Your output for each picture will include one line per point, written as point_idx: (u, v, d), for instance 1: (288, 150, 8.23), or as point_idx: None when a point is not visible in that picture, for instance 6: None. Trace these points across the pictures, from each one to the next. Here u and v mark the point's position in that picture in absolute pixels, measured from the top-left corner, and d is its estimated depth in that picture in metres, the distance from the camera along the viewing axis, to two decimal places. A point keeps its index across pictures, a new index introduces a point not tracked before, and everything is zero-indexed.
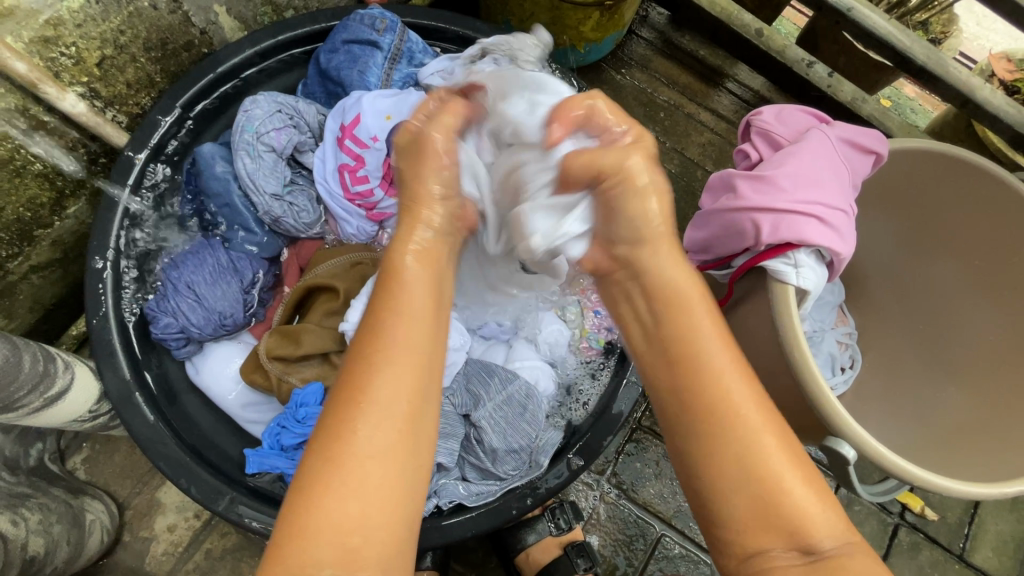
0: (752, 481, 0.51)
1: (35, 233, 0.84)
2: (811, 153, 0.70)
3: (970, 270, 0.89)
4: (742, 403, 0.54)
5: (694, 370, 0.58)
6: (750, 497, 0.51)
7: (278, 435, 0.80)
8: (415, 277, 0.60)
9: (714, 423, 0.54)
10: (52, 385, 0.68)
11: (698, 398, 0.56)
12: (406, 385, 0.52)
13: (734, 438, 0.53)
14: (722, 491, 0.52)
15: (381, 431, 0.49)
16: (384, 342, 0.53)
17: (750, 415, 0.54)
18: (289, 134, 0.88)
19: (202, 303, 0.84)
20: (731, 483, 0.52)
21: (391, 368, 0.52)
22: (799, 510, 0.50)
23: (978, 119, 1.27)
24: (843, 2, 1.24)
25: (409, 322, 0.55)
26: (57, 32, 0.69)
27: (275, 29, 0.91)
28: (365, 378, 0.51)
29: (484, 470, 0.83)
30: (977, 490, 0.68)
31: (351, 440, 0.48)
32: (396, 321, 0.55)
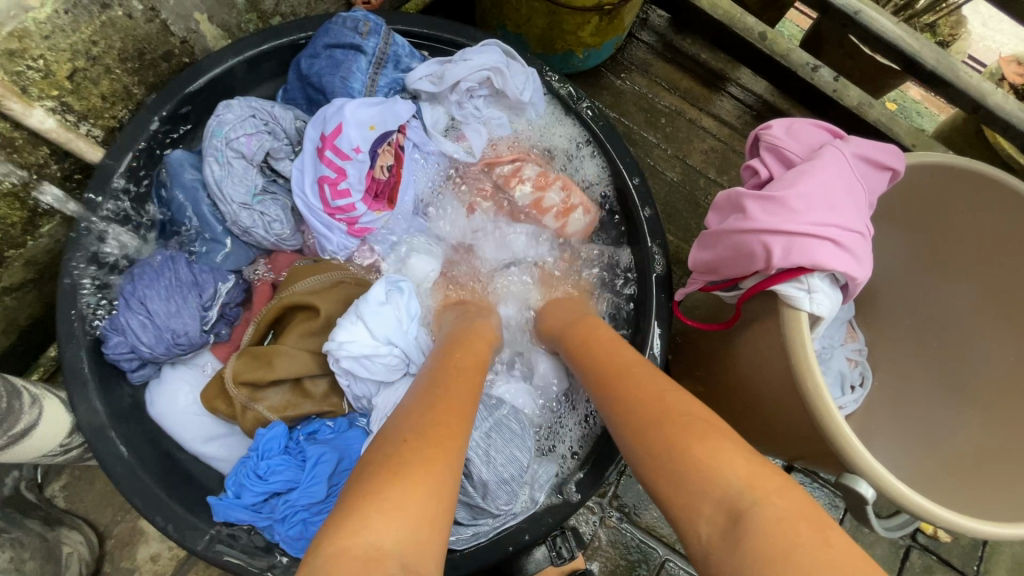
0: (670, 451, 0.54)
1: (7, 253, 0.80)
2: (823, 170, 0.65)
3: (985, 287, 0.85)
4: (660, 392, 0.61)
5: (624, 377, 0.66)
6: (670, 460, 0.53)
7: (239, 485, 0.76)
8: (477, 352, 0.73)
9: (637, 410, 0.60)
10: (17, 421, 0.64)
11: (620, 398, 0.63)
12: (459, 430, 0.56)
13: (656, 420, 0.57)
14: (651, 470, 0.55)
15: (453, 474, 0.51)
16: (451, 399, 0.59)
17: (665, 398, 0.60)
18: (260, 140, 0.84)
19: (153, 321, 0.78)
20: (653, 453, 0.55)
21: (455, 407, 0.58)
22: (705, 463, 0.51)
23: (989, 124, 1.23)
24: (850, 5, 1.20)
25: (458, 386, 0.63)
26: (22, 44, 0.65)
27: (259, 38, 0.87)
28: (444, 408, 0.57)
29: (474, 507, 0.77)
30: (997, 531, 0.64)
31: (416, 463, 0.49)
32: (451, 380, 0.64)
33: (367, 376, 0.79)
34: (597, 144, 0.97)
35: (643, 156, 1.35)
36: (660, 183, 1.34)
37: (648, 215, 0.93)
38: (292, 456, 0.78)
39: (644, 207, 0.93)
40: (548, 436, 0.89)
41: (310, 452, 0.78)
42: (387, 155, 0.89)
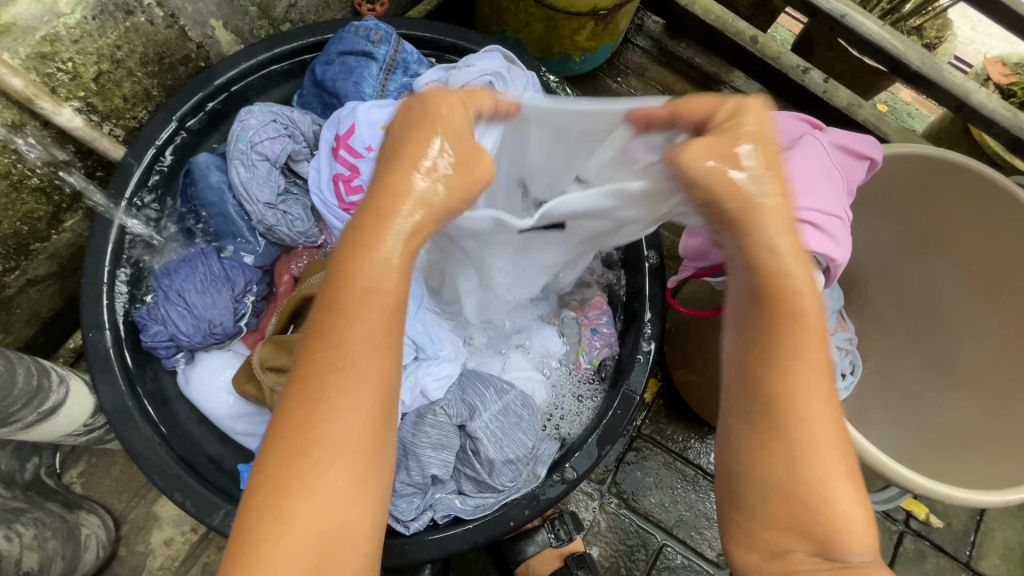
0: (793, 488, 0.46)
1: (32, 246, 0.84)
2: (802, 158, 0.70)
3: (970, 272, 0.90)
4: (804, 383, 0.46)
5: (777, 333, 0.47)
6: (784, 475, 0.46)
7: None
8: (377, 287, 0.41)
9: (784, 401, 0.46)
10: (46, 400, 0.68)
11: (776, 375, 0.46)
12: (382, 403, 0.42)
13: (800, 426, 0.46)
14: (762, 479, 0.47)
15: (342, 473, 0.41)
16: (342, 359, 0.41)
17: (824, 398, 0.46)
18: (283, 143, 0.88)
19: (192, 311, 0.84)
20: (778, 456, 0.46)
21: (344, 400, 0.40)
22: (834, 502, 0.45)
23: (974, 123, 1.27)
24: (837, 9, 1.25)
25: (348, 350, 0.41)
26: (53, 47, 0.70)
27: (271, 42, 0.92)
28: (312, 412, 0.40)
29: (480, 482, 0.82)
30: (996, 499, 0.67)
31: (307, 463, 0.40)
32: (354, 339, 0.41)
33: None
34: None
35: None
36: None
37: None
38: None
39: None
40: (554, 411, 0.93)
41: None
42: None
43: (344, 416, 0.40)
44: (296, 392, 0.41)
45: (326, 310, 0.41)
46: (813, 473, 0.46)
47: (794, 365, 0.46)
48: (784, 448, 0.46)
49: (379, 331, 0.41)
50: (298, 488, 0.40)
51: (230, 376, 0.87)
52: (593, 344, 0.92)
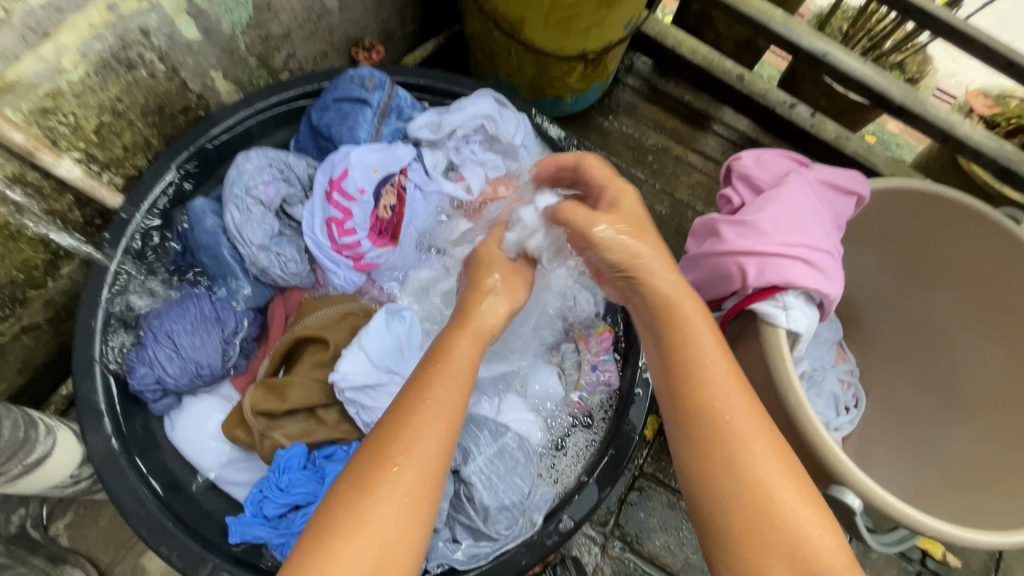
0: (753, 506, 0.49)
1: (28, 294, 0.84)
2: (789, 195, 0.71)
3: (970, 304, 0.90)
4: (734, 411, 0.54)
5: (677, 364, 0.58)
6: (739, 500, 0.50)
7: (260, 503, 0.78)
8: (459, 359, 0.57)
9: (700, 402, 0.55)
10: (32, 451, 0.67)
11: (691, 403, 0.55)
12: (433, 450, 0.49)
13: (726, 450, 0.52)
14: (715, 506, 0.51)
15: (401, 496, 0.46)
16: (426, 406, 0.51)
17: (748, 424, 0.53)
18: (277, 187, 0.89)
19: (180, 353, 0.82)
20: (716, 483, 0.51)
21: (420, 427, 0.49)
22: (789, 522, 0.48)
23: (961, 153, 1.29)
24: (819, 48, 1.29)
25: (443, 410, 0.51)
26: (56, 103, 0.72)
27: (270, 90, 0.95)
28: (395, 437, 0.48)
29: (476, 530, 0.78)
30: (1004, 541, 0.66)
31: (381, 489, 0.46)
32: (435, 392, 0.52)
33: (373, 405, 0.82)
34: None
35: None
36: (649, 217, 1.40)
37: None
38: (312, 472, 0.79)
39: None
40: (557, 435, 0.90)
41: (328, 471, 0.80)
42: (389, 195, 0.94)
43: (430, 451, 0.49)
44: (383, 434, 0.50)
45: (431, 379, 0.54)
46: (761, 488, 0.50)
47: (708, 388, 0.55)
48: (726, 474, 0.51)
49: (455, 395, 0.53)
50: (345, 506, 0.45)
51: (220, 422, 0.85)
52: (591, 381, 0.93)
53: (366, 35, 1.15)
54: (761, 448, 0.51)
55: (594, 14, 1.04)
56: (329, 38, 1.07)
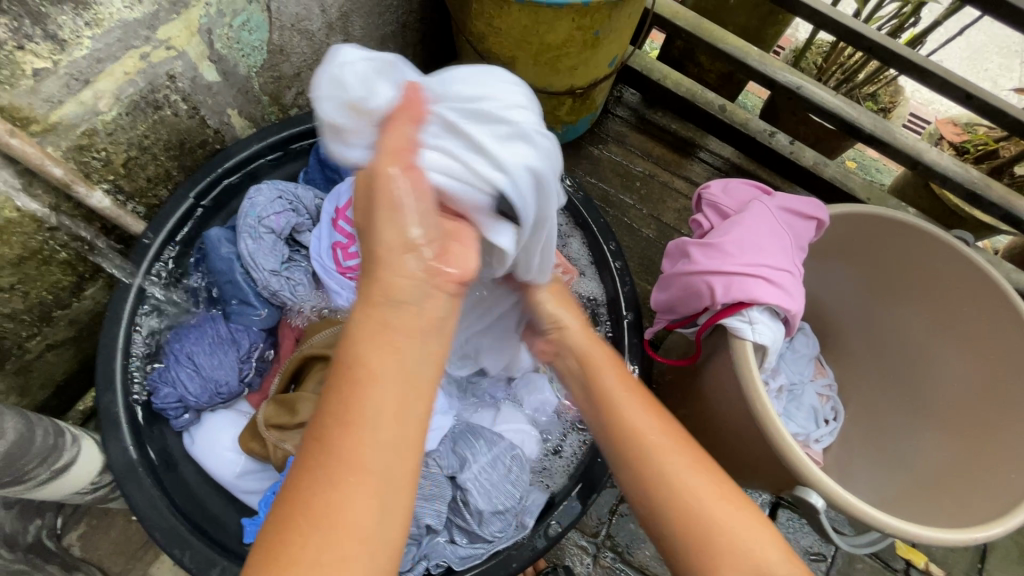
0: (697, 541, 0.54)
1: (54, 313, 0.91)
2: (750, 220, 0.78)
3: (933, 319, 0.96)
4: (660, 447, 0.60)
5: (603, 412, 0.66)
6: (685, 536, 0.55)
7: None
8: (368, 365, 0.46)
9: (629, 447, 0.61)
10: (60, 457, 0.73)
11: (625, 447, 0.61)
12: (352, 487, 0.42)
13: (648, 471, 0.59)
14: (667, 539, 0.57)
15: (322, 556, 0.41)
16: (328, 446, 0.44)
17: (679, 458, 0.59)
18: (287, 217, 0.97)
19: (200, 373, 0.88)
20: (656, 503, 0.58)
21: (328, 471, 0.42)
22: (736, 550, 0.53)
23: (931, 178, 1.36)
24: (793, 82, 1.38)
25: (350, 434, 0.44)
26: (91, 141, 0.80)
27: (281, 126, 1.02)
28: (299, 489, 0.42)
29: (471, 532, 0.83)
30: (962, 537, 0.71)
31: (297, 554, 0.41)
32: (342, 424, 0.44)
33: None
34: (582, 226, 1.08)
35: (621, 216, 1.49)
36: (637, 240, 1.47)
37: (619, 266, 1.04)
38: None
39: (615, 260, 1.05)
40: (553, 442, 0.96)
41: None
42: None
43: (355, 500, 0.43)
44: (291, 485, 0.43)
45: (328, 406, 0.45)
46: (684, 494, 0.57)
47: (630, 431, 0.62)
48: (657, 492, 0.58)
49: (373, 410, 0.44)
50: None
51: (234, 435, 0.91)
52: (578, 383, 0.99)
53: None
54: (676, 461, 0.59)
55: (580, 54, 1.13)
56: None
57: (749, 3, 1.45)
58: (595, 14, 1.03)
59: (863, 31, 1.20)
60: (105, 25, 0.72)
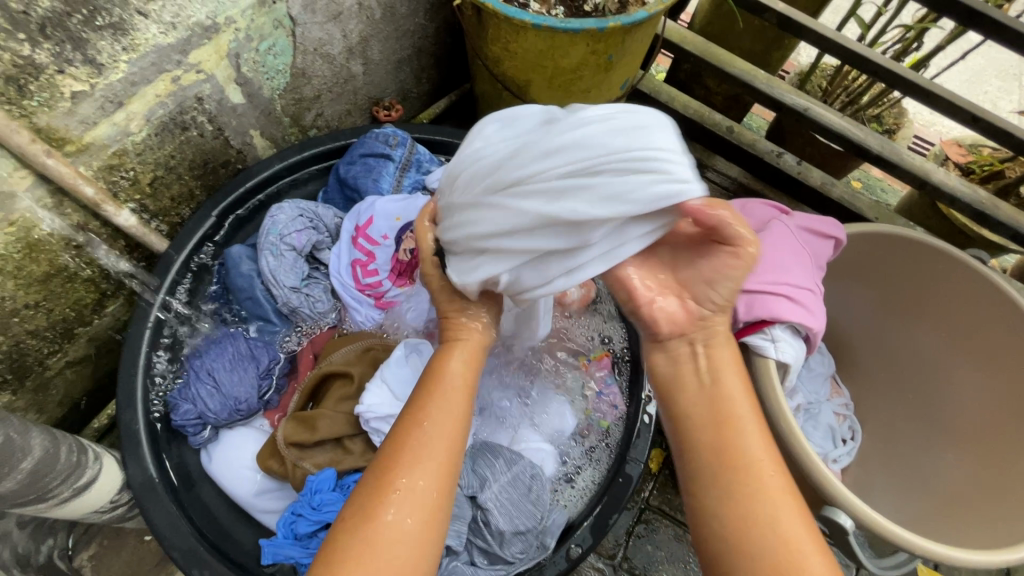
0: None
1: (76, 330, 0.91)
2: (770, 239, 0.79)
3: (950, 338, 0.96)
4: (772, 484, 0.56)
5: (712, 430, 0.60)
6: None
7: (292, 524, 0.81)
8: (450, 376, 0.65)
9: (735, 472, 0.57)
10: (82, 475, 0.73)
11: (731, 473, 0.57)
12: (440, 468, 0.57)
13: (755, 509, 0.55)
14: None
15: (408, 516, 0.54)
16: (423, 431, 0.59)
17: (782, 500, 0.55)
18: (308, 235, 0.98)
19: (220, 390, 0.88)
20: (745, 536, 0.54)
21: (421, 453, 0.57)
22: None
23: (939, 198, 1.37)
24: (800, 104, 1.41)
25: (444, 424, 0.60)
26: (121, 160, 0.82)
27: (301, 146, 1.04)
28: (397, 461, 0.57)
29: (491, 553, 0.82)
30: (994, 560, 0.70)
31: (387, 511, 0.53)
32: (431, 417, 0.60)
33: None
34: None
35: None
36: None
37: None
38: (342, 493, 0.82)
39: None
40: (570, 468, 0.93)
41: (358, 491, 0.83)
42: (411, 240, 0.98)
43: (431, 477, 0.56)
44: (389, 456, 0.58)
45: (421, 404, 0.61)
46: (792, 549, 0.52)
47: (744, 458, 0.58)
48: (762, 532, 0.54)
49: (454, 414, 0.61)
50: (353, 531, 0.53)
51: (254, 452, 0.89)
52: (599, 406, 0.97)
53: (386, 95, 1.26)
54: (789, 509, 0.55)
55: (593, 77, 1.15)
56: (354, 99, 1.18)
57: (755, 29, 1.48)
58: (609, 39, 1.06)
59: (869, 56, 1.23)
60: (141, 50, 0.74)
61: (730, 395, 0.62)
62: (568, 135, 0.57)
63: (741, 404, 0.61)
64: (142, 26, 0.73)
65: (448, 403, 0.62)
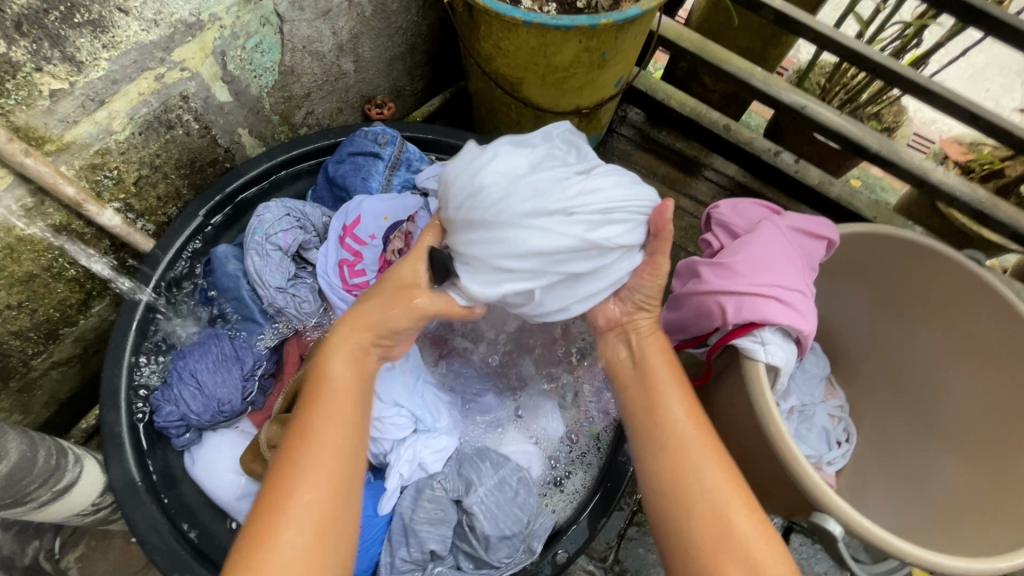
0: (710, 534, 0.60)
1: (61, 331, 0.91)
2: (762, 239, 0.78)
3: (947, 340, 0.95)
4: (693, 449, 0.66)
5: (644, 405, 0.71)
6: (697, 526, 0.61)
7: None
8: (332, 382, 0.66)
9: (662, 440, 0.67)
10: (61, 478, 0.73)
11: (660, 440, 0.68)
12: (328, 480, 0.59)
13: (684, 468, 0.65)
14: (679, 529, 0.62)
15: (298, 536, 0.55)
16: (309, 448, 0.60)
17: (703, 460, 0.65)
18: (295, 234, 0.97)
19: (203, 391, 0.87)
20: (674, 492, 0.64)
21: (303, 467, 0.59)
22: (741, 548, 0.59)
23: (937, 198, 1.35)
24: (797, 102, 1.39)
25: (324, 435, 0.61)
26: (103, 159, 0.81)
27: (290, 145, 1.03)
28: (286, 477, 0.59)
29: (477, 558, 0.81)
30: (985, 567, 0.68)
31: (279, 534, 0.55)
32: (317, 432, 0.61)
33: (380, 436, 0.84)
34: None
35: None
36: None
37: None
38: None
39: None
40: (559, 472, 0.92)
41: None
42: (398, 239, 0.98)
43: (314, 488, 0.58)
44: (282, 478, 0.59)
45: (305, 424, 0.62)
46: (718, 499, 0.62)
47: (668, 428, 0.68)
48: (691, 488, 0.63)
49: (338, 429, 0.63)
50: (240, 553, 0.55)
51: (237, 455, 0.88)
52: (592, 412, 0.96)
53: (378, 93, 1.25)
54: (711, 465, 0.64)
55: (586, 75, 1.14)
56: (344, 96, 1.17)
57: (752, 25, 1.46)
58: (602, 36, 1.04)
59: (867, 53, 1.21)
60: (122, 48, 0.73)
61: (654, 376, 0.73)
62: (581, 182, 0.69)
63: (665, 384, 0.72)
64: (123, 23, 0.72)
65: (330, 410, 0.64)
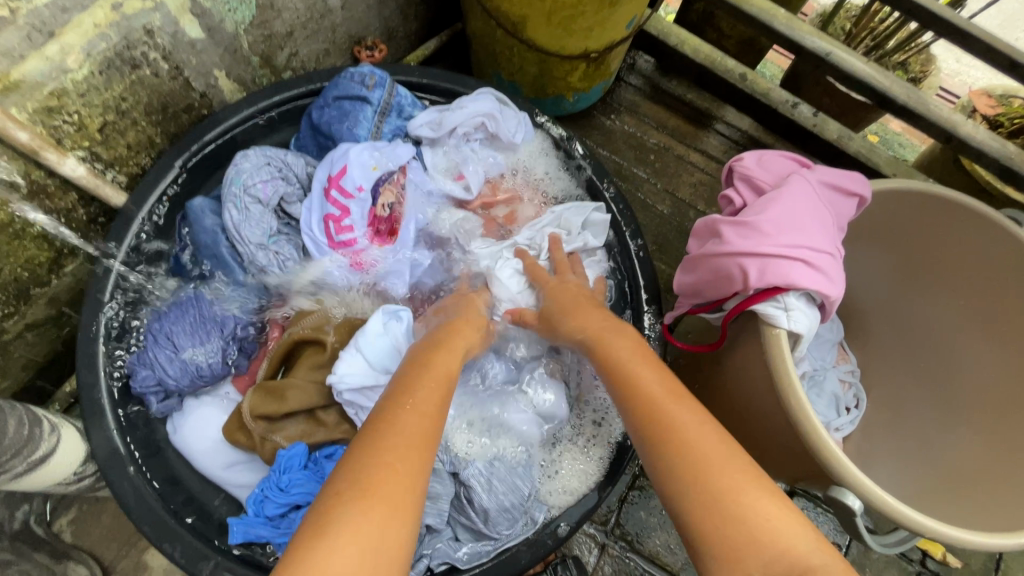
0: (714, 512, 0.50)
1: (32, 292, 0.85)
2: (789, 197, 0.71)
3: (967, 307, 0.90)
4: (682, 423, 0.56)
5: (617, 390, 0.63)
6: (696, 506, 0.51)
7: (262, 503, 0.78)
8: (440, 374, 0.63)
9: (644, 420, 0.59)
10: (36, 448, 0.69)
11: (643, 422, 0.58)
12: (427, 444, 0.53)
13: (670, 440, 0.55)
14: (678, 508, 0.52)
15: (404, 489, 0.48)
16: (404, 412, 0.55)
17: (700, 434, 0.55)
18: (275, 185, 0.89)
19: (181, 354, 0.82)
20: (668, 471, 0.54)
21: (413, 428, 0.53)
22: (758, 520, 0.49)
23: (964, 154, 1.27)
24: (822, 47, 1.28)
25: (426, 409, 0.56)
26: (60, 102, 0.72)
27: (272, 90, 0.93)
28: (390, 433, 0.52)
29: (477, 531, 0.80)
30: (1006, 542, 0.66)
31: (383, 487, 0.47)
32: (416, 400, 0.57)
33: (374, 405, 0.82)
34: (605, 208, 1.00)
35: (634, 191, 1.41)
36: (652, 217, 1.39)
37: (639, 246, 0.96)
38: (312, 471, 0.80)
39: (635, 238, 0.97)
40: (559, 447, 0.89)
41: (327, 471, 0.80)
42: (388, 194, 0.94)
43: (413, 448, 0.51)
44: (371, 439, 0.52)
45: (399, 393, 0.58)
46: (712, 471, 0.52)
47: (653, 408, 0.59)
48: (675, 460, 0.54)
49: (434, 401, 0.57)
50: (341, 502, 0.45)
51: (220, 423, 0.85)
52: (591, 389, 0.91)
53: (369, 33, 1.15)
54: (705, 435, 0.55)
55: (597, 14, 1.03)
56: (332, 36, 1.07)
57: None
58: None
59: None
60: None
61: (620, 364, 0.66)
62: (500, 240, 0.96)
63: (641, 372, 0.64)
64: None
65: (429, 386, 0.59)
